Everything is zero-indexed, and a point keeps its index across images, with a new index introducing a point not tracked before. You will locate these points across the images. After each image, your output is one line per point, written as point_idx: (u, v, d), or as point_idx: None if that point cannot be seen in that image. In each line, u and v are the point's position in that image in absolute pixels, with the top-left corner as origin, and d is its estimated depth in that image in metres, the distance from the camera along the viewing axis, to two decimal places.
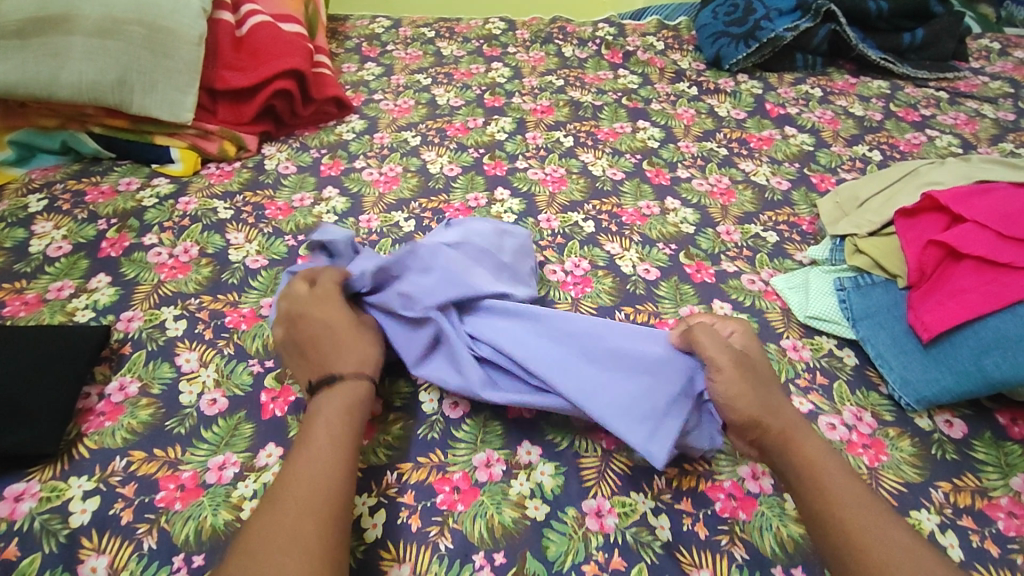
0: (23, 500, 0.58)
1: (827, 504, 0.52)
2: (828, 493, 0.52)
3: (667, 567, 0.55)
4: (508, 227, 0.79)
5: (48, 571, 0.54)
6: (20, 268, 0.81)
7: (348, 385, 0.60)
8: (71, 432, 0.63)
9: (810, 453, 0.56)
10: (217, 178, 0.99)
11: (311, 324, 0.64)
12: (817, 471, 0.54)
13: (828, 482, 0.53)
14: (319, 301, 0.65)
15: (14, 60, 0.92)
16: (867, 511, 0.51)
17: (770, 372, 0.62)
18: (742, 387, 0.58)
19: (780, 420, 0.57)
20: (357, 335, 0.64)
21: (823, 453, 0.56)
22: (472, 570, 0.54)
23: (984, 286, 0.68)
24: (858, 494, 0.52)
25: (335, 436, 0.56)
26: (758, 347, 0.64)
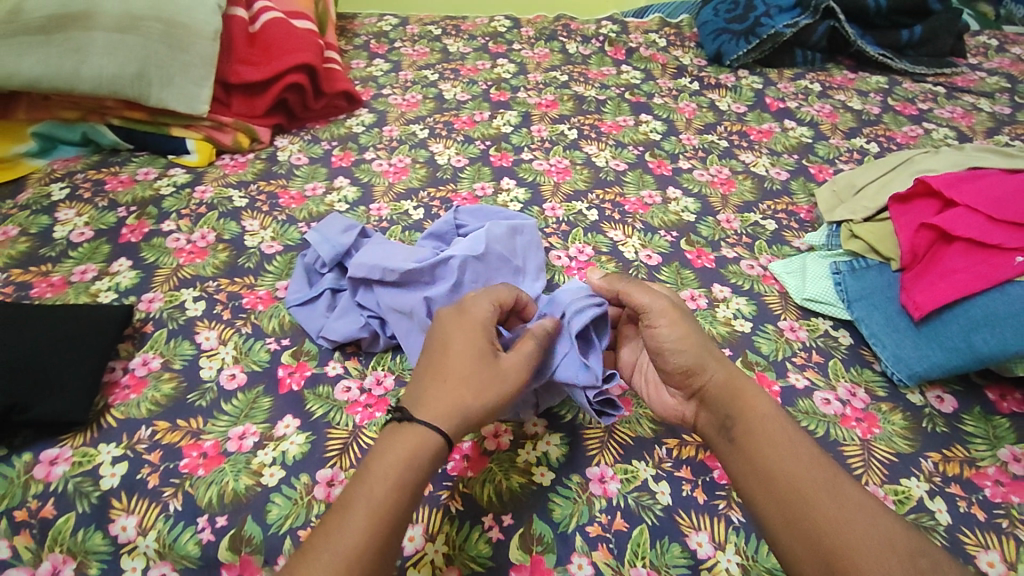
0: (57, 463, 0.61)
1: (767, 454, 0.55)
2: (767, 442, 0.56)
3: (666, 528, 0.59)
4: (519, 224, 0.82)
5: (83, 529, 0.58)
6: (45, 252, 0.85)
7: (425, 436, 0.52)
8: (98, 404, 0.67)
9: (757, 407, 0.59)
10: (232, 168, 1.02)
11: (443, 345, 0.58)
12: (765, 425, 0.57)
13: (769, 433, 0.56)
14: (467, 328, 0.59)
15: (38, 55, 0.96)
16: (814, 465, 0.54)
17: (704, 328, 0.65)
18: (686, 336, 0.62)
19: (721, 371, 0.61)
20: (483, 383, 0.56)
21: (770, 408, 0.59)
22: (483, 530, 0.58)
23: (974, 266, 0.71)
24: (804, 447, 0.55)
25: (367, 520, 0.47)
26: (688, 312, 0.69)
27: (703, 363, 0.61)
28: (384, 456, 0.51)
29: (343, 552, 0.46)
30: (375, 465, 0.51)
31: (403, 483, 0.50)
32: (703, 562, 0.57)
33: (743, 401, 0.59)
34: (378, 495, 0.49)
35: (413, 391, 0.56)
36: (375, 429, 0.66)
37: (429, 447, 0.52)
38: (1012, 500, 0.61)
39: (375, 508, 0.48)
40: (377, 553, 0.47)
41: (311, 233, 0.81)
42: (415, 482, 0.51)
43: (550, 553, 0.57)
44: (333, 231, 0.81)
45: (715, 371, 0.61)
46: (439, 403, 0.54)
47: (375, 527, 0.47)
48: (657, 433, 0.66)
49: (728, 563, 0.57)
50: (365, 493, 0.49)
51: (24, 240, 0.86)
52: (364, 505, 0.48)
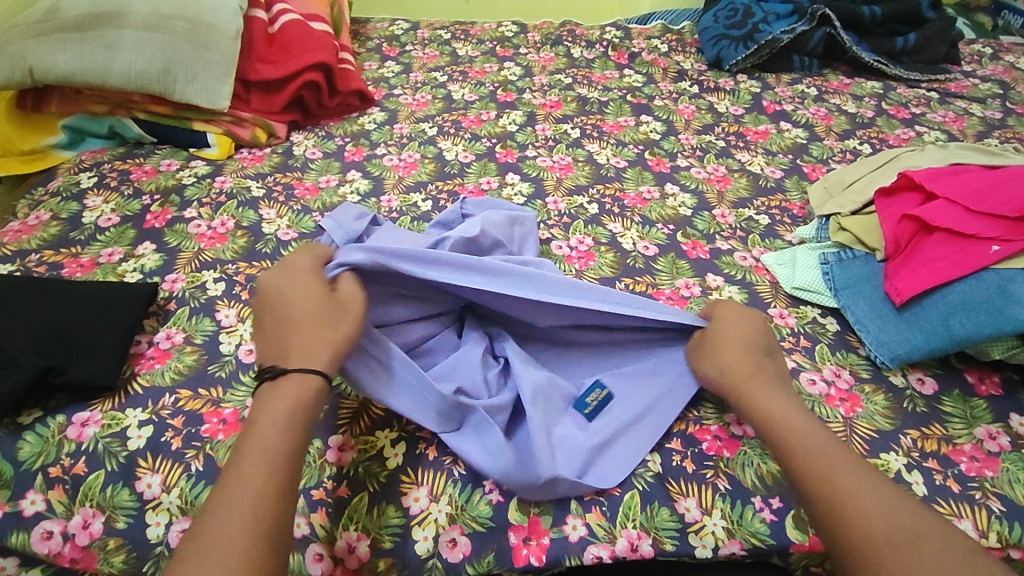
0: (89, 425, 0.66)
1: (780, 455, 0.57)
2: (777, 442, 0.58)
3: (656, 493, 0.62)
4: (519, 214, 0.87)
5: (112, 484, 0.63)
6: (75, 235, 0.90)
7: (306, 380, 0.57)
8: (126, 371, 0.71)
9: (765, 409, 0.60)
10: (250, 161, 1.07)
11: (282, 307, 0.64)
12: (774, 425, 0.59)
13: (779, 431, 0.58)
14: (298, 284, 0.65)
15: (73, 51, 1.02)
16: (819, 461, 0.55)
17: (737, 352, 0.66)
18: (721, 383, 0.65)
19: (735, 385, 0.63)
20: (333, 318, 0.62)
21: (778, 408, 0.60)
22: (483, 493, 0.62)
23: (952, 255, 0.75)
24: (819, 440, 0.57)
25: (261, 460, 0.51)
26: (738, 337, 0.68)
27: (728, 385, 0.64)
28: (265, 408, 0.55)
29: (247, 493, 0.49)
30: (259, 418, 0.54)
31: (286, 423, 0.54)
32: (691, 525, 0.61)
33: (752, 406, 0.61)
34: (268, 436, 0.53)
35: (275, 355, 0.60)
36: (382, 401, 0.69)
37: (307, 384, 0.57)
38: (986, 474, 0.65)
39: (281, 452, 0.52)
40: (280, 486, 0.50)
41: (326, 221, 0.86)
42: (300, 422, 0.55)
43: (546, 515, 0.61)
44: (346, 219, 0.85)
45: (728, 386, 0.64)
46: (303, 350, 0.59)
47: (273, 463, 0.51)
48: None
49: (714, 526, 0.61)
50: (257, 439, 0.52)
51: (55, 224, 0.91)
52: (256, 450, 0.52)
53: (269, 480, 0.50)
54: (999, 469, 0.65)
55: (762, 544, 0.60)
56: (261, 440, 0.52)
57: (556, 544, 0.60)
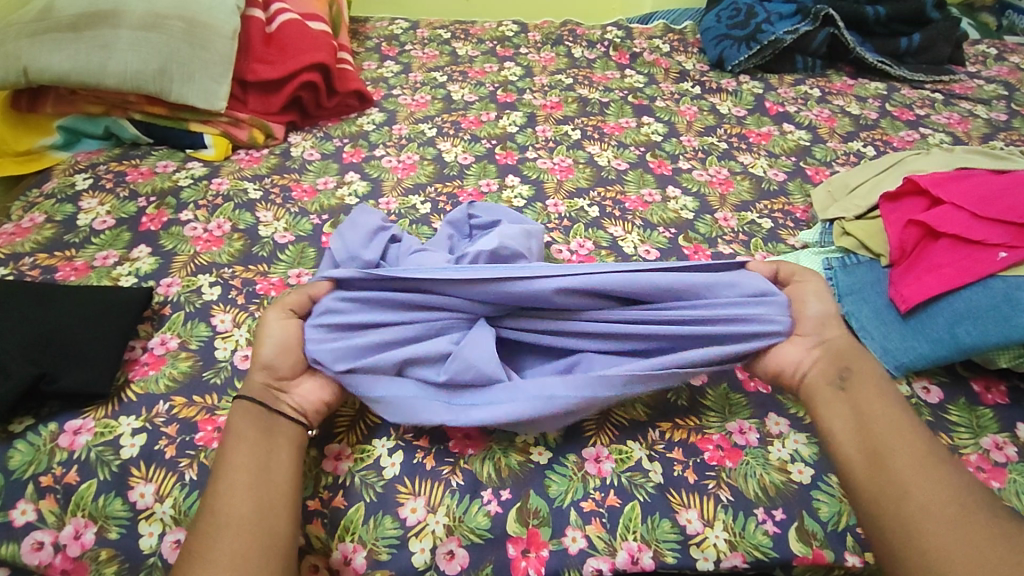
0: (81, 433, 0.65)
1: (870, 401, 0.61)
2: (872, 391, 0.62)
3: (658, 504, 0.61)
4: (531, 225, 0.83)
5: (104, 494, 0.62)
6: (69, 238, 0.89)
7: (243, 406, 0.62)
8: (120, 378, 0.70)
9: (871, 371, 0.64)
10: (247, 163, 1.06)
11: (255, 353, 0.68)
12: (875, 382, 0.63)
13: (875, 386, 0.63)
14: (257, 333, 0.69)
15: (69, 51, 1.01)
16: (907, 425, 0.59)
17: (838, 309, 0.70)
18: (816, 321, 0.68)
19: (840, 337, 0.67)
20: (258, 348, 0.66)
21: (880, 374, 0.64)
22: (481, 504, 0.61)
23: (958, 261, 0.74)
24: (914, 426, 0.59)
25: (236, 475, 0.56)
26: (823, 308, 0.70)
27: (829, 329, 0.68)
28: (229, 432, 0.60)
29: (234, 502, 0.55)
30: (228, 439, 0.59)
31: (248, 437, 0.59)
32: (692, 537, 0.60)
33: (859, 360, 0.65)
34: (235, 454, 0.58)
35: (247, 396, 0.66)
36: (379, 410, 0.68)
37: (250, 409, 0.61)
38: (992, 486, 0.64)
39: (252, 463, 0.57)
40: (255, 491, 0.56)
41: (335, 243, 0.80)
42: (263, 431, 0.60)
43: (545, 526, 0.60)
44: (354, 238, 0.80)
45: (838, 335, 0.67)
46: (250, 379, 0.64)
47: (248, 473, 0.57)
48: (651, 416, 0.68)
49: (716, 539, 0.60)
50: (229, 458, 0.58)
51: (49, 226, 0.90)
52: (229, 468, 0.57)
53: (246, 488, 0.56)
54: (1006, 480, 0.64)
55: (765, 557, 0.59)
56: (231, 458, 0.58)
57: (555, 556, 0.59)
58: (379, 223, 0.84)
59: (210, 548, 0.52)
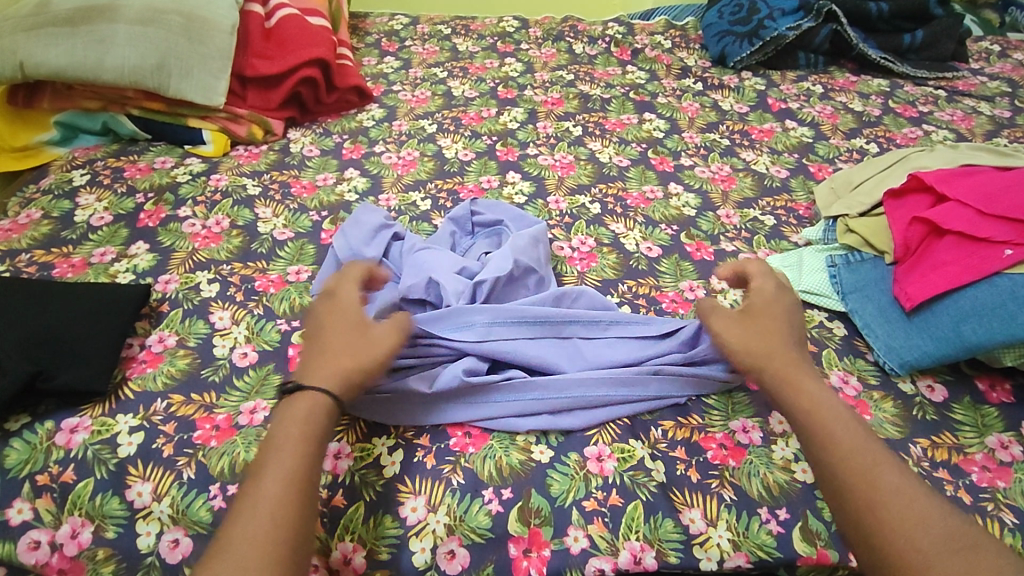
0: (78, 431, 0.65)
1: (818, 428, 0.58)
2: (814, 415, 0.58)
3: (661, 504, 0.61)
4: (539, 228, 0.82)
5: (101, 493, 0.61)
6: (66, 234, 0.88)
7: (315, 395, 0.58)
8: (117, 376, 0.70)
9: (809, 393, 0.60)
10: (246, 159, 1.05)
11: (323, 326, 0.65)
12: (816, 406, 0.59)
13: (818, 410, 0.59)
14: (336, 308, 0.66)
15: (65, 46, 1.00)
16: (859, 449, 0.55)
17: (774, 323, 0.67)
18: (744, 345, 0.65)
19: (769, 362, 0.63)
20: (350, 334, 0.63)
21: (820, 392, 0.60)
22: (482, 503, 0.60)
23: (964, 259, 0.73)
24: (864, 448, 0.55)
25: (286, 481, 0.52)
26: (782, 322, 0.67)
27: (755, 356, 0.64)
28: (286, 424, 0.56)
29: (280, 508, 0.50)
30: (283, 432, 0.55)
31: (308, 438, 0.55)
32: (695, 537, 0.59)
33: (793, 385, 0.61)
34: (290, 456, 0.54)
35: (304, 369, 0.61)
36: None
37: (319, 405, 0.58)
38: (998, 485, 0.63)
39: (300, 471, 0.53)
40: (300, 503, 0.51)
41: (339, 239, 0.81)
42: (317, 437, 0.56)
43: (547, 526, 0.60)
44: (358, 237, 0.80)
45: (762, 362, 0.64)
46: (328, 364, 0.61)
47: (295, 476, 0.53)
48: (654, 415, 0.68)
49: (719, 538, 0.59)
50: (285, 455, 0.54)
51: (46, 222, 0.90)
52: (278, 470, 0.53)
53: (295, 501, 0.51)
54: (1011, 480, 0.64)
55: (769, 557, 0.58)
56: (285, 458, 0.53)
57: (557, 556, 0.58)
58: (383, 221, 0.84)
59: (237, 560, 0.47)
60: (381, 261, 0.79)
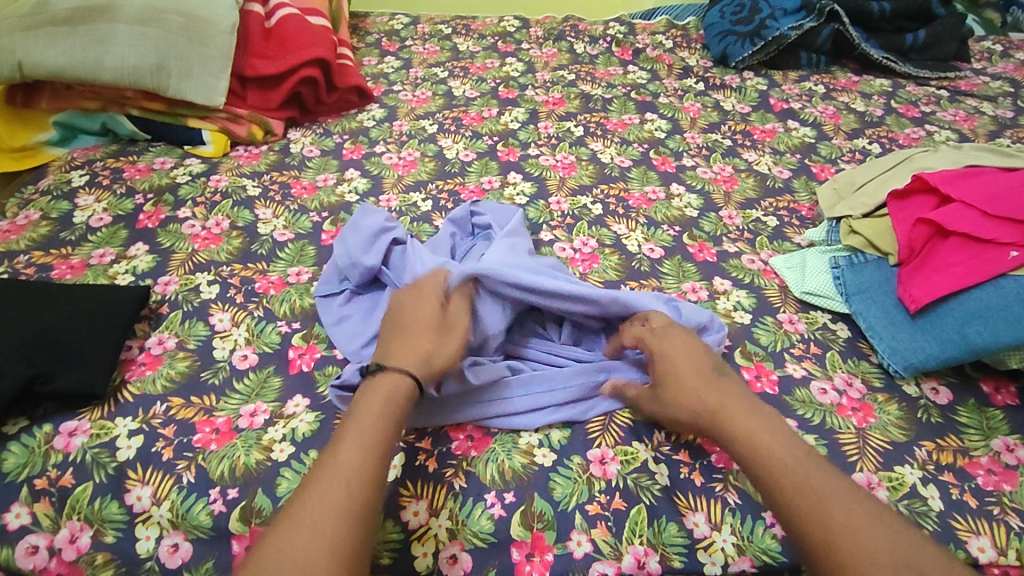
0: (77, 434, 0.64)
1: (765, 468, 0.55)
2: (756, 455, 0.56)
3: (665, 508, 0.60)
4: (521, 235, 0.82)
5: (100, 497, 0.61)
6: (65, 236, 0.87)
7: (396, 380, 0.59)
8: (116, 378, 0.69)
9: (743, 432, 0.58)
10: (245, 159, 1.04)
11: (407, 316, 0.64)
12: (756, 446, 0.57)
13: (762, 446, 0.56)
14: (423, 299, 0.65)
15: (63, 46, 0.99)
16: (806, 479, 0.54)
17: (688, 371, 0.62)
18: (669, 404, 0.62)
19: (699, 417, 0.60)
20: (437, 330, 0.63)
21: (756, 429, 0.58)
22: (485, 507, 0.60)
23: (968, 260, 0.73)
24: (806, 478, 0.54)
25: (358, 452, 0.53)
26: (678, 351, 0.64)
27: (682, 416, 0.61)
28: (366, 398, 0.57)
29: (350, 479, 0.51)
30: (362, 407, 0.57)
31: (385, 416, 0.56)
32: (699, 541, 0.59)
33: (728, 432, 0.58)
34: (368, 432, 0.55)
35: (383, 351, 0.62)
36: None
37: (401, 389, 0.58)
38: (1004, 489, 0.63)
39: (368, 445, 0.54)
40: (369, 479, 0.52)
41: (339, 248, 0.79)
42: (395, 418, 0.57)
43: (550, 530, 0.59)
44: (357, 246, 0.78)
45: (686, 419, 0.61)
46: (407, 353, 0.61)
47: (368, 446, 0.54)
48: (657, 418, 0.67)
49: (723, 542, 0.59)
50: (358, 430, 0.55)
51: (45, 224, 0.89)
52: (354, 443, 0.54)
53: (364, 477, 0.52)
54: (1017, 483, 0.63)
55: (774, 561, 0.58)
56: (362, 432, 0.55)
57: (559, 561, 0.58)
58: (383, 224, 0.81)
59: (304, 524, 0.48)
60: (381, 270, 0.77)
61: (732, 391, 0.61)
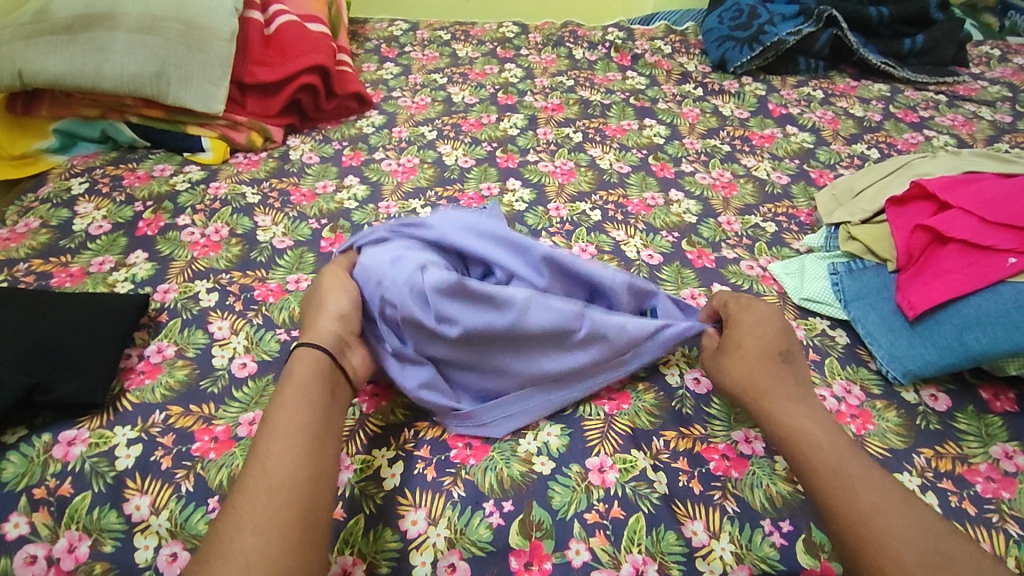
0: (76, 444, 0.64)
1: (802, 450, 0.57)
2: (794, 435, 0.58)
3: (663, 516, 0.60)
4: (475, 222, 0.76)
5: (98, 507, 0.61)
6: (65, 243, 0.88)
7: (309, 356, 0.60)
8: (116, 387, 0.69)
9: (785, 414, 0.60)
10: (245, 166, 1.04)
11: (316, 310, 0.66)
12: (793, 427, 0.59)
13: (799, 429, 0.58)
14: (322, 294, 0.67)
15: (63, 54, 1.00)
16: (840, 462, 0.55)
17: (754, 346, 0.66)
18: (726, 368, 0.66)
19: (749, 386, 0.64)
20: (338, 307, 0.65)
21: (798, 412, 0.60)
22: (483, 516, 0.60)
23: (966, 267, 0.73)
24: (840, 462, 0.55)
25: (286, 433, 0.53)
26: (750, 329, 0.68)
27: (733, 380, 0.65)
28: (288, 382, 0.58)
29: (277, 458, 0.51)
30: (286, 388, 0.57)
31: (307, 395, 0.57)
32: (698, 549, 0.58)
33: (770, 407, 0.61)
34: (293, 411, 0.55)
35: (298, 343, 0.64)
36: (381, 417, 0.67)
37: (316, 367, 0.59)
38: (1003, 496, 0.63)
39: (296, 425, 0.54)
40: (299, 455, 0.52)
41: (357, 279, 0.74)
42: (317, 396, 0.57)
43: (548, 538, 0.59)
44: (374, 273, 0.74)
45: (735, 386, 0.65)
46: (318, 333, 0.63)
47: (295, 426, 0.54)
48: (655, 426, 0.68)
49: (722, 551, 0.58)
50: (284, 411, 0.55)
51: (45, 232, 0.89)
52: (279, 426, 0.54)
53: (292, 455, 0.52)
54: (1017, 491, 0.63)
55: (773, 570, 0.58)
56: (288, 413, 0.55)
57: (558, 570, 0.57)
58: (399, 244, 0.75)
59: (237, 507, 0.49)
60: None
61: (784, 375, 0.64)
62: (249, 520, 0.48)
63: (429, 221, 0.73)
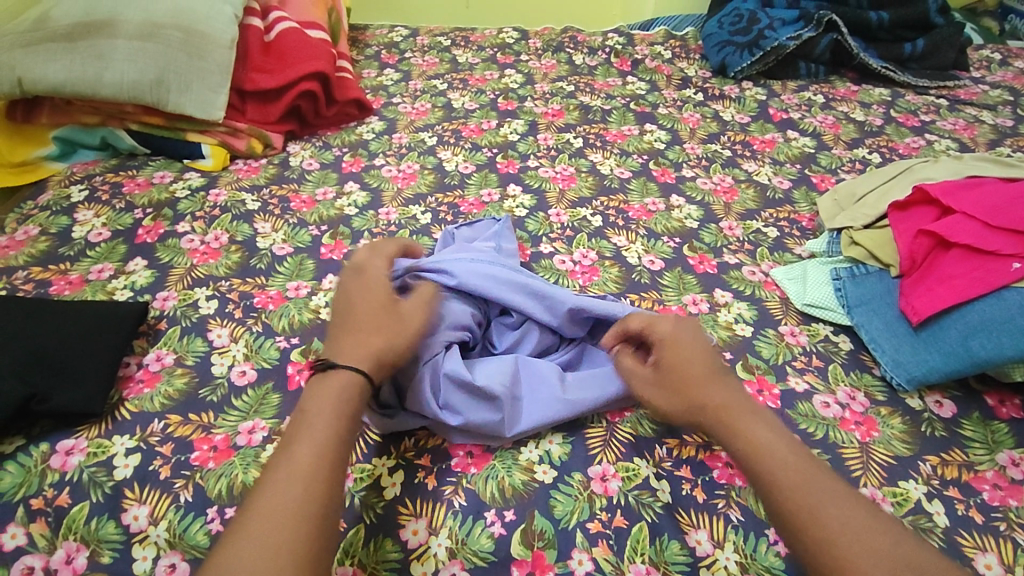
0: (73, 453, 0.64)
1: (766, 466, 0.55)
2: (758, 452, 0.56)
3: (666, 525, 0.60)
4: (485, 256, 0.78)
5: (96, 517, 0.60)
6: (64, 251, 0.87)
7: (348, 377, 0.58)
8: (114, 395, 0.69)
9: (748, 432, 0.58)
10: (245, 173, 1.04)
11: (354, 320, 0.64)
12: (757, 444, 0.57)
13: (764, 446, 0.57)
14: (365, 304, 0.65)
15: (63, 61, 1.00)
16: (806, 480, 0.53)
17: (697, 368, 0.63)
18: (667, 391, 0.63)
19: (701, 410, 0.60)
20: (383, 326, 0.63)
21: (760, 429, 0.58)
22: (485, 525, 0.59)
23: (971, 273, 0.72)
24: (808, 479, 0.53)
25: (314, 450, 0.52)
26: (687, 349, 0.64)
27: (675, 405, 0.62)
28: (318, 397, 0.57)
29: (302, 475, 0.50)
30: (315, 403, 0.56)
31: (342, 412, 0.56)
32: (702, 559, 0.58)
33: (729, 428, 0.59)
34: (321, 430, 0.54)
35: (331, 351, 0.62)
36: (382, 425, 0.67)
37: (350, 383, 0.58)
38: (1010, 504, 0.62)
39: (323, 442, 0.53)
40: (325, 474, 0.51)
41: None
42: (348, 413, 0.56)
43: (550, 548, 0.58)
44: None
45: (678, 411, 0.62)
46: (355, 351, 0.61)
47: (322, 443, 0.53)
48: (658, 433, 0.67)
49: (726, 561, 0.58)
50: (315, 427, 0.54)
51: (44, 239, 0.89)
52: (308, 442, 0.53)
53: (318, 474, 0.51)
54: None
55: None
56: (319, 429, 0.54)
57: None
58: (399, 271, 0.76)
59: (256, 521, 0.48)
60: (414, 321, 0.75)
61: (734, 390, 0.62)
62: (269, 539, 0.46)
63: (444, 268, 0.72)
